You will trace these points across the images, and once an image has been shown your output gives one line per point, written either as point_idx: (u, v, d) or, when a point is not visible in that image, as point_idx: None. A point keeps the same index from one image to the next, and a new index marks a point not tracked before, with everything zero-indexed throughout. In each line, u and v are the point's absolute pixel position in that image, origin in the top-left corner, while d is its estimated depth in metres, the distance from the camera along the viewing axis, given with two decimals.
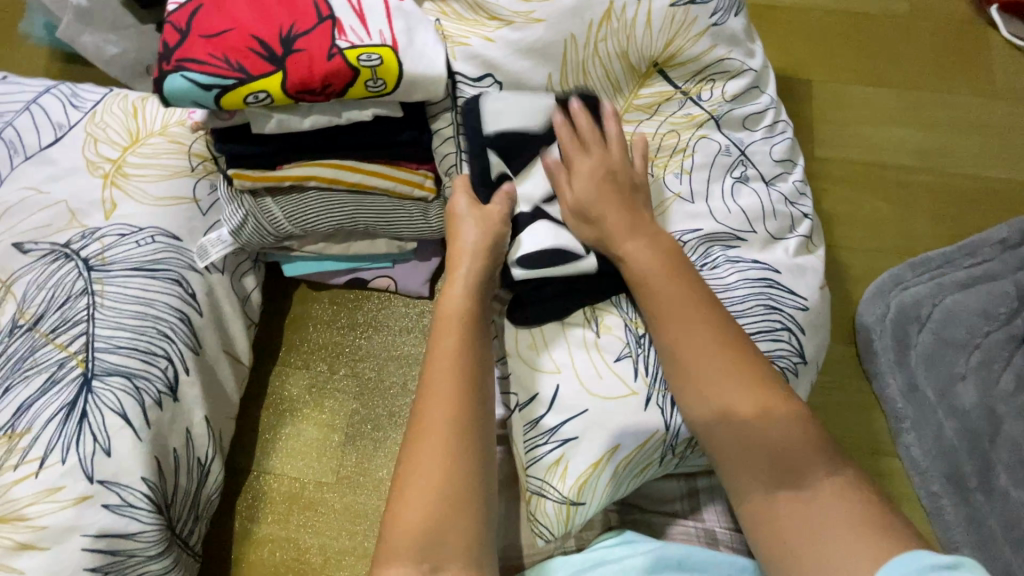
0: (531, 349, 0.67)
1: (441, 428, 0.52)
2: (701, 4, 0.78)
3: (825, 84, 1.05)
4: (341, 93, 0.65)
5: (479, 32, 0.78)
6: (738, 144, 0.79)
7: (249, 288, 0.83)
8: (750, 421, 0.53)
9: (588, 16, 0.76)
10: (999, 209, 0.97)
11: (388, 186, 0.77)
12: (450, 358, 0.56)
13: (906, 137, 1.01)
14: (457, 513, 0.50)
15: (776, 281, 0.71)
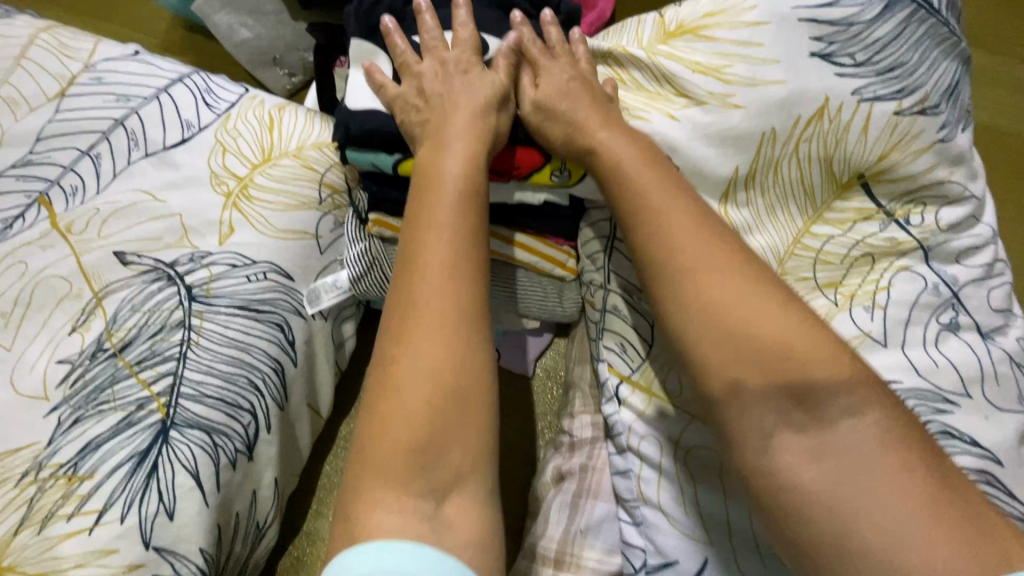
0: (676, 504, 0.56)
1: (420, 340, 0.42)
2: (929, 116, 0.66)
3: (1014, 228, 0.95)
4: (526, 178, 0.62)
5: (661, 107, 0.69)
6: (951, 283, 0.66)
7: (346, 335, 0.74)
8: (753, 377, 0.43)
9: (797, 112, 0.66)
10: None
11: (532, 260, 0.69)
12: (450, 243, 0.45)
13: None
14: (443, 439, 0.40)
15: (997, 477, 0.58)
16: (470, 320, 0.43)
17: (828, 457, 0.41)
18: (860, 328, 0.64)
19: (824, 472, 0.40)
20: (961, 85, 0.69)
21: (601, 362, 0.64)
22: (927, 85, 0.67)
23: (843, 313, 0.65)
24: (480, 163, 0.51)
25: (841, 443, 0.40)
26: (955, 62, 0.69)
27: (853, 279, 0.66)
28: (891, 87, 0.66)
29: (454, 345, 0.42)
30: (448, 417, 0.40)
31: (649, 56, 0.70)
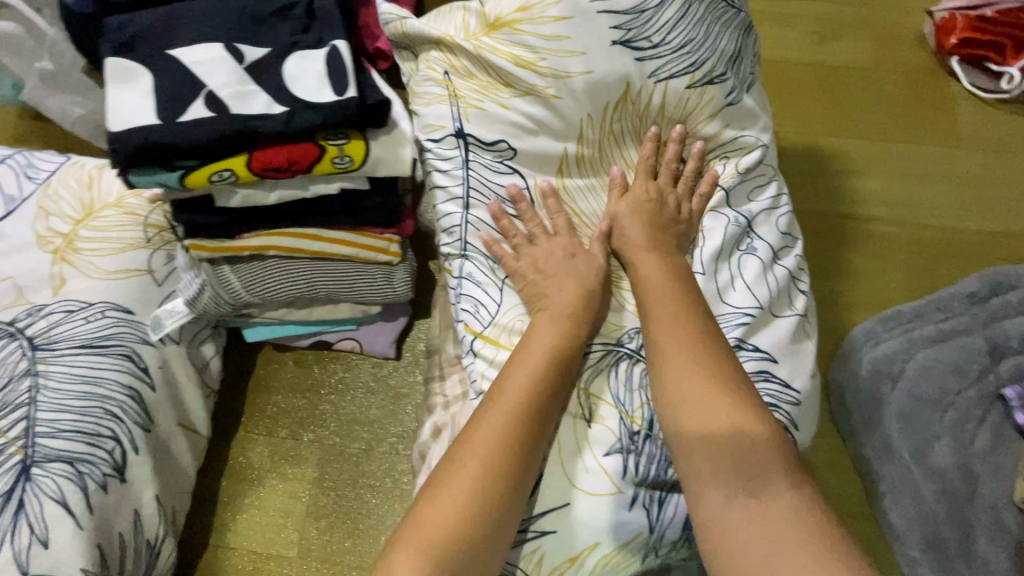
0: None
1: (498, 441, 0.50)
2: (718, 83, 0.70)
3: (799, 136, 1.03)
4: (308, 169, 0.65)
5: (491, 97, 0.69)
6: (743, 217, 0.72)
7: (208, 356, 0.81)
8: (712, 437, 0.51)
9: (606, 98, 0.69)
10: (973, 259, 0.96)
11: (352, 251, 0.77)
12: (537, 359, 0.55)
13: (875, 189, 1.00)
14: (483, 524, 0.48)
15: (772, 373, 0.66)
16: (533, 426, 0.52)
17: (750, 502, 0.48)
18: None
19: (755, 523, 0.47)
20: (743, 56, 0.72)
21: (460, 321, 0.65)
22: (711, 53, 0.69)
23: None
24: None
25: (768, 493, 0.48)
26: (741, 31, 0.72)
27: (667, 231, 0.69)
28: (680, 66, 0.68)
29: (510, 448, 0.50)
30: (512, 499, 0.49)
31: (475, 47, 0.69)
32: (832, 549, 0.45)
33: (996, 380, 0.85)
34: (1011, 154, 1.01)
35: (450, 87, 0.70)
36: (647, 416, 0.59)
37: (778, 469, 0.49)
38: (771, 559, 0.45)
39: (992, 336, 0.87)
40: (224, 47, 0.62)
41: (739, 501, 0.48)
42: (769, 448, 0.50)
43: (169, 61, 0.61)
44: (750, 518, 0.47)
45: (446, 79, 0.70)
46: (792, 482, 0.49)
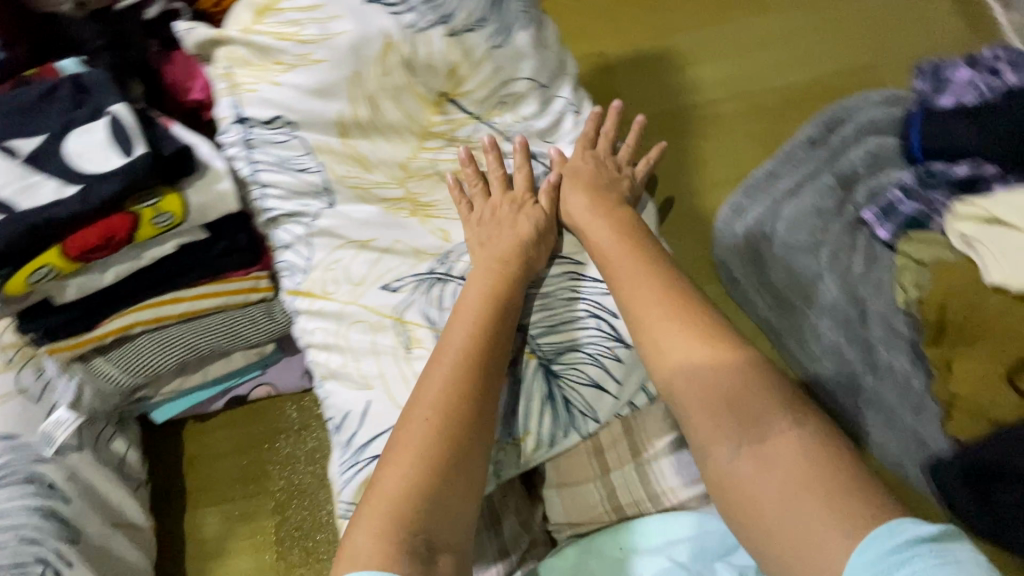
0: (340, 365, 0.60)
1: (439, 404, 0.50)
2: (479, 29, 0.69)
3: (626, 47, 1.05)
4: (131, 238, 0.66)
5: (266, 77, 0.71)
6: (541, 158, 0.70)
7: (122, 450, 0.81)
8: (699, 382, 0.50)
9: (368, 53, 0.68)
10: (809, 107, 1.01)
11: (220, 301, 0.77)
12: (481, 301, 0.57)
13: (706, 73, 1.03)
14: (450, 489, 0.48)
15: (581, 275, 0.64)
16: (473, 381, 0.52)
17: (755, 454, 0.46)
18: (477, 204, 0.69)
19: (761, 470, 0.46)
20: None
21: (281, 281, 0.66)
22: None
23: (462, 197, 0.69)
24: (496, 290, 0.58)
25: (768, 442, 0.46)
26: None
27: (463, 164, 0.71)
28: (434, 17, 0.68)
29: (465, 410, 0.51)
30: (460, 471, 0.49)
31: (243, 33, 0.71)
32: (841, 490, 0.42)
33: (853, 209, 0.92)
34: (814, 5, 1.07)
35: (230, 78, 0.72)
36: None
37: (774, 410, 0.48)
38: (784, 513, 0.43)
39: (838, 171, 0.93)
40: None
41: (742, 454, 0.47)
42: (769, 391, 0.49)
43: None
44: (761, 474, 0.46)
45: (227, 72, 0.72)
46: (789, 426, 0.47)
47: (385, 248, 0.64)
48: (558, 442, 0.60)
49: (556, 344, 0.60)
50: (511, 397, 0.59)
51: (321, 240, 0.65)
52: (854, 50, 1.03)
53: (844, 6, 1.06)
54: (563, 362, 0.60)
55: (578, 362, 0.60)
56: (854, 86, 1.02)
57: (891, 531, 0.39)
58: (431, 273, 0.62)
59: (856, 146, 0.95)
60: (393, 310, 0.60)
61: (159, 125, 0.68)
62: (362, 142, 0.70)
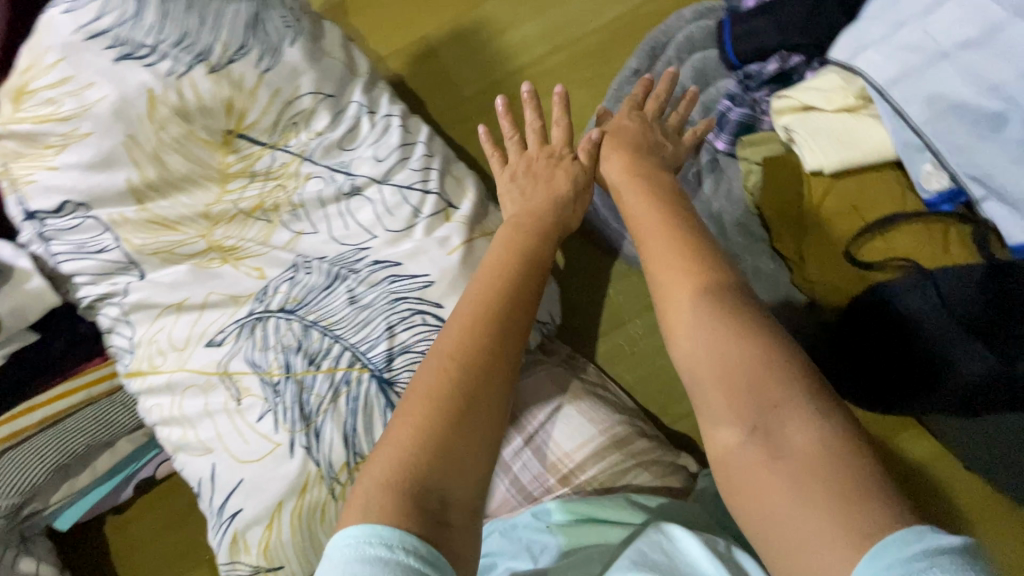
0: (183, 436, 0.61)
1: (459, 352, 0.47)
2: (240, 58, 0.67)
3: (444, 26, 1.04)
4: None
5: (43, 163, 0.67)
6: (342, 169, 0.70)
7: (32, 569, 0.79)
8: (717, 337, 0.43)
9: (137, 111, 0.65)
10: (633, 39, 1.00)
11: (80, 397, 0.74)
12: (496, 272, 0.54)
13: (527, 31, 1.01)
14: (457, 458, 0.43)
15: (397, 273, 0.62)
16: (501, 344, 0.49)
17: (766, 439, 0.38)
18: (291, 229, 0.68)
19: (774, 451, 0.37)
20: (265, 16, 0.69)
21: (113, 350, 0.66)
22: (216, 31, 0.66)
23: (275, 226, 0.69)
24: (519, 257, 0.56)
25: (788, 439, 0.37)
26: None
27: (269, 194, 0.70)
28: (188, 57, 0.66)
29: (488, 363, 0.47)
30: (469, 432, 0.43)
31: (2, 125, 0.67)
32: (865, 483, 0.34)
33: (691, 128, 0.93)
34: None
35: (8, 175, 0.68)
36: (284, 363, 0.59)
37: (794, 395, 0.38)
38: (775, 507, 0.36)
39: (668, 95, 0.94)
40: None
41: (753, 439, 0.39)
42: (794, 362, 0.40)
43: None
44: (771, 463, 0.37)
45: (3, 169, 0.68)
46: (810, 414, 0.37)
47: (201, 303, 0.65)
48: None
49: (385, 350, 0.58)
50: (350, 417, 0.56)
51: (138, 316, 0.66)
52: None
53: None
54: (396, 368, 0.57)
55: (408, 364, 0.57)
56: (672, 6, 1.01)
57: (912, 536, 0.31)
58: (251, 315, 0.63)
59: (681, 66, 0.95)
60: (219, 366, 0.62)
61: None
62: (159, 204, 0.68)
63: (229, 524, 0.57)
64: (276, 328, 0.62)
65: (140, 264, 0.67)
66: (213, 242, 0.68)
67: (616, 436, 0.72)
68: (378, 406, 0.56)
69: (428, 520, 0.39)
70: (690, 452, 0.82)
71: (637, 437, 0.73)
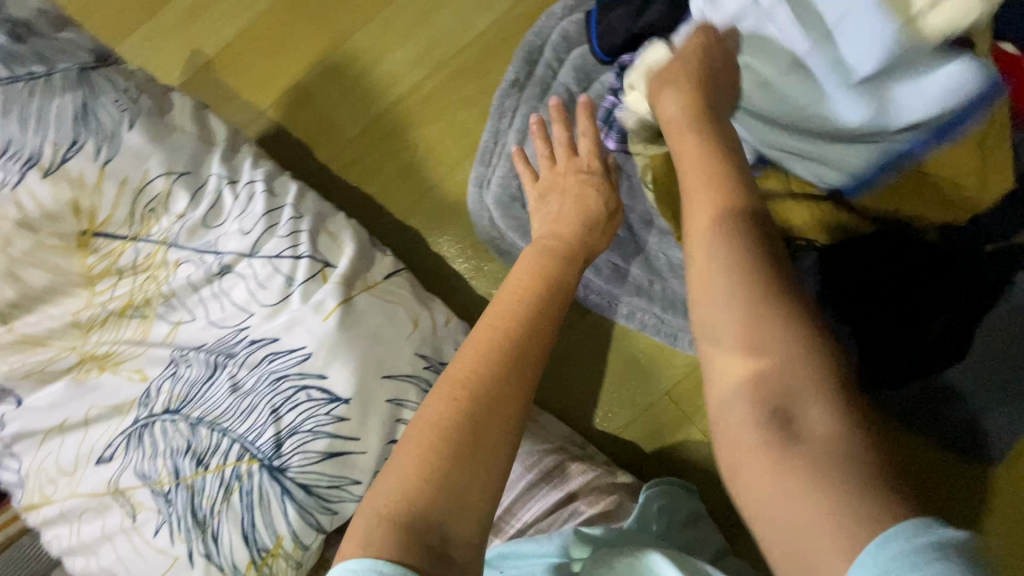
0: (84, 566, 0.58)
1: (473, 372, 0.45)
2: (77, 155, 0.64)
3: (317, 67, 1.01)
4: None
5: None
6: (212, 250, 0.67)
7: None
8: (745, 297, 0.36)
9: None
10: (509, 45, 0.96)
11: None
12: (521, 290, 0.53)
13: (402, 59, 0.98)
14: (472, 471, 0.41)
15: (275, 351, 0.61)
16: (527, 353, 0.48)
17: (786, 427, 0.33)
18: (168, 321, 0.66)
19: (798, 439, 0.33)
20: (95, 105, 0.65)
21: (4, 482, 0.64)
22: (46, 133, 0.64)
23: (151, 321, 0.66)
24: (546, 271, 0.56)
25: (813, 428, 0.32)
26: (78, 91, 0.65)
27: (138, 287, 0.67)
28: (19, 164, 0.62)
29: (506, 382, 0.45)
30: (473, 461, 0.41)
31: None
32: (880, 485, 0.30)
33: None
34: None
35: None
36: (173, 468, 0.57)
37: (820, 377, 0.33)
38: (780, 498, 0.32)
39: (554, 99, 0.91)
40: None
41: (770, 421, 0.33)
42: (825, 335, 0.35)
43: None
44: (779, 435, 0.33)
45: None
46: (833, 403, 0.33)
47: (84, 420, 0.62)
48: (327, 525, 0.56)
49: (273, 436, 0.56)
50: (246, 512, 0.54)
51: (24, 445, 0.63)
52: None
53: None
54: (286, 452, 0.56)
55: (298, 446, 0.56)
56: None
57: (912, 530, 0.28)
58: (137, 423, 0.61)
59: (563, 66, 0.92)
60: (109, 483, 0.59)
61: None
62: (28, 321, 0.66)
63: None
64: (162, 431, 0.59)
65: (16, 389, 0.65)
66: (86, 353, 0.65)
67: (544, 470, 0.71)
68: (274, 496, 0.54)
69: (422, 557, 0.38)
70: (635, 460, 0.81)
71: (572, 463, 0.73)
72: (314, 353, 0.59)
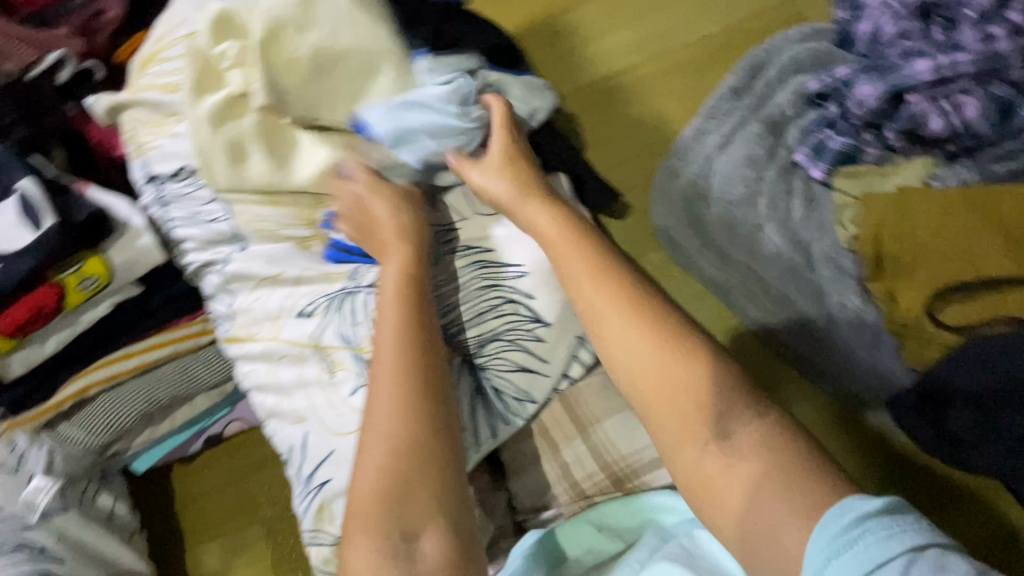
0: (277, 405, 0.67)
1: (385, 433, 0.52)
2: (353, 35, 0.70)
3: (536, 31, 1.07)
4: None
5: (164, 131, 0.77)
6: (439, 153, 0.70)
7: (110, 504, 0.84)
8: (654, 365, 0.50)
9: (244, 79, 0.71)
10: (728, 57, 0.98)
11: (169, 351, 0.79)
12: (396, 326, 0.57)
13: (620, 40, 1.03)
14: (429, 461, 0.51)
15: (488, 260, 0.69)
16: (420, 399, 0.53)
17: (722, 448, 0.47)
18: None
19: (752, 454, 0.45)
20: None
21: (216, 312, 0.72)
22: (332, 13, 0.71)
23: None
24: (410, 330, 0.57)
25: (735, 436, 0.47)
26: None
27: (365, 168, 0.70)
28: None
29: (405, 423, 0.52)
30: (424, 475, 0.50)
31: (134, 96, 0.80)
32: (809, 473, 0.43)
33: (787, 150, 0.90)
34: None
35: (135, 141, 0.80)
36: None
37: (736, 403, 0.48)
38: (759, 503, 0.44)
39: (766, 116, 0.92)
40: None
41: (711, 451, 0.47)
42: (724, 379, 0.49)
43: None
44: (726, 461, 0.46)
45: (132, 135, 0.80)
46: (756, 420, 0.47)
47: (296, 277, 0.68)
48: (499, 431, 0.70)
49: (478, 336, 0.69)
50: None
51: (238, 283, 0.70)
52: None
53: None
54: (487, 354, 0.69)
55: (497, 352, 0.69)
56: (777, 22, 1.00)
57: (844, 509, 0.40)
58: (342, 291, 0.65)
59: (782, 87, 0.93)
60: (309, 335, 0.65)
61: (71, 190, 0.70)
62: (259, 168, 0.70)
63: (318, 492, 0.63)
64: (364, 303, 0.64)
65: (245, 236, 0.72)
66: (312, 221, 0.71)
67: None
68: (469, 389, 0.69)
69: (399, 553, 0.47)
70: None
71: None
72: (523, 270, 0.68)
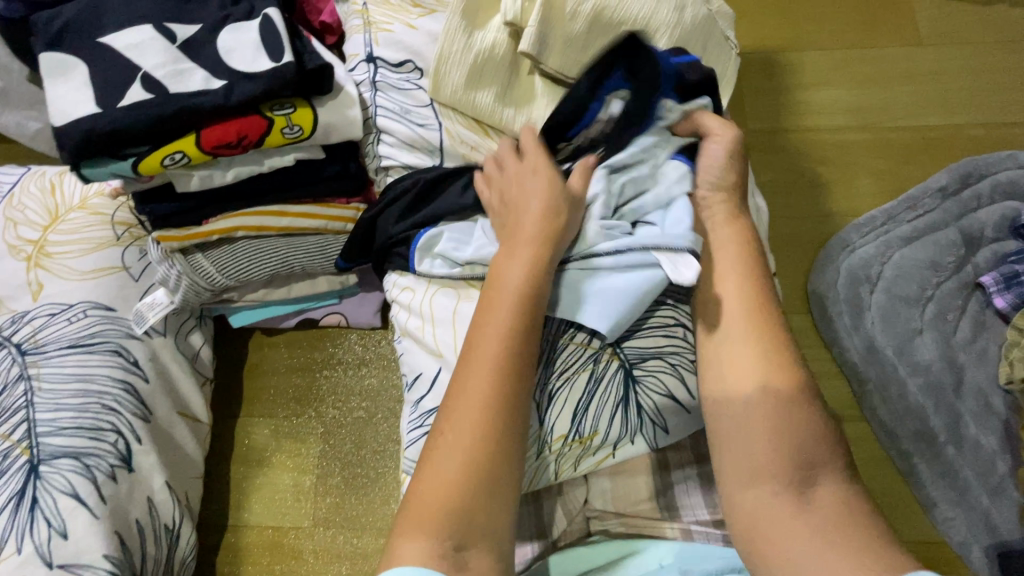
0: (419, 329, 0.64)
1: (474, 412, 0.48)
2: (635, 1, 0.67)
3: (752, 57, 1.01)
4: (133, 165, 0.62)
5: (400, 19, 0.75)
6: None
7: (197, 346, 0.83)
8: (771, 402, 0.50)
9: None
10: (942, 155, 0.95)
11: (319, 224, 0.76)
12: (508, 308, 0.53)
13: (837, 98, 0.98)
14: (495, 464, 0.47)
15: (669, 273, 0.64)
16: (504, 419, 0.49)
17: (798, 494, 0.47)
18: None
19: (819, 513, 0.46)
20: None
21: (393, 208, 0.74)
22: None
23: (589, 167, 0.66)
24: (518, 310, 0.53)
25: (816, 489, 0.47)
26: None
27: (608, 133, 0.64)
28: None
29: (497, 412, 0.49)
30: (495, 476, 0.47)
31: None
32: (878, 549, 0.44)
33: (973, 269, 0.87)
34: (974, 46, 1.00)
35: (365, 15, 0.76)
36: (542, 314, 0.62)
37: (831, 465, 0.49)
38: (817, 555, 0.44)
39: (964, 228, 0.88)
40: (154, 28, 0.62)
41: (785, 493, 0.47)
42: (829, 446, 0.49)
43: (97, 49, 0.61)
44: (795, 504, 0.47)
45: (364, 9, 0.76)
46: (836, 482, 0.48)
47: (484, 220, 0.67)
48: (623, 449, 0.60)
49: (640, 348, 0.60)
50: (585, 396, 0.59)
51: None
52: (1005, 101, 0.97)
53: (1005, 54, 0.99)
54: (645, 368, 0.60)
55: (658, 370, 0.59)
56: (1003, 140, 0.95)
57: None
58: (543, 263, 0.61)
59: (990, 205, 0.89)
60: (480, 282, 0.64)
61: (305, 36, 0.69)
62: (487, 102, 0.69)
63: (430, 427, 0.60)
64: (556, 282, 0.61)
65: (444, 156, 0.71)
66: None
67: None
68: (614, 397, 0.59)
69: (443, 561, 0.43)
70: None
71: None
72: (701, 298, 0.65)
